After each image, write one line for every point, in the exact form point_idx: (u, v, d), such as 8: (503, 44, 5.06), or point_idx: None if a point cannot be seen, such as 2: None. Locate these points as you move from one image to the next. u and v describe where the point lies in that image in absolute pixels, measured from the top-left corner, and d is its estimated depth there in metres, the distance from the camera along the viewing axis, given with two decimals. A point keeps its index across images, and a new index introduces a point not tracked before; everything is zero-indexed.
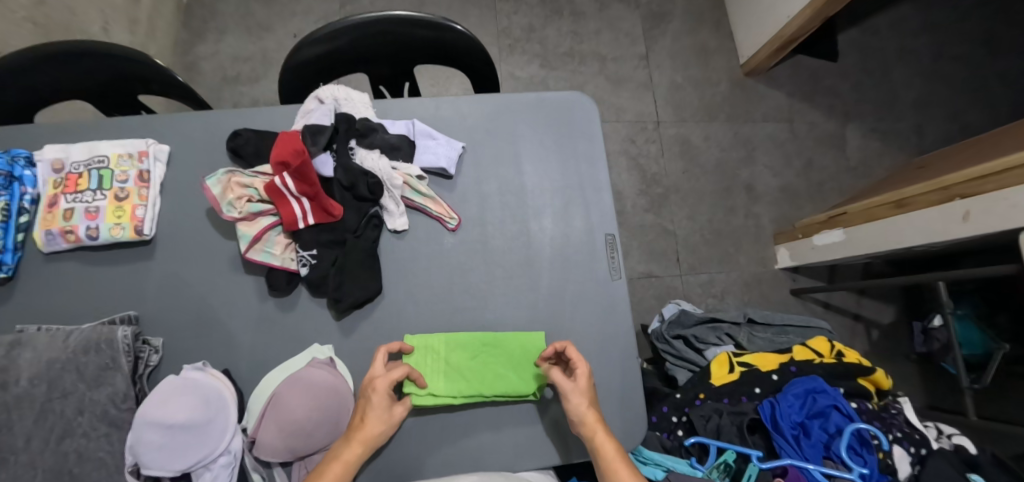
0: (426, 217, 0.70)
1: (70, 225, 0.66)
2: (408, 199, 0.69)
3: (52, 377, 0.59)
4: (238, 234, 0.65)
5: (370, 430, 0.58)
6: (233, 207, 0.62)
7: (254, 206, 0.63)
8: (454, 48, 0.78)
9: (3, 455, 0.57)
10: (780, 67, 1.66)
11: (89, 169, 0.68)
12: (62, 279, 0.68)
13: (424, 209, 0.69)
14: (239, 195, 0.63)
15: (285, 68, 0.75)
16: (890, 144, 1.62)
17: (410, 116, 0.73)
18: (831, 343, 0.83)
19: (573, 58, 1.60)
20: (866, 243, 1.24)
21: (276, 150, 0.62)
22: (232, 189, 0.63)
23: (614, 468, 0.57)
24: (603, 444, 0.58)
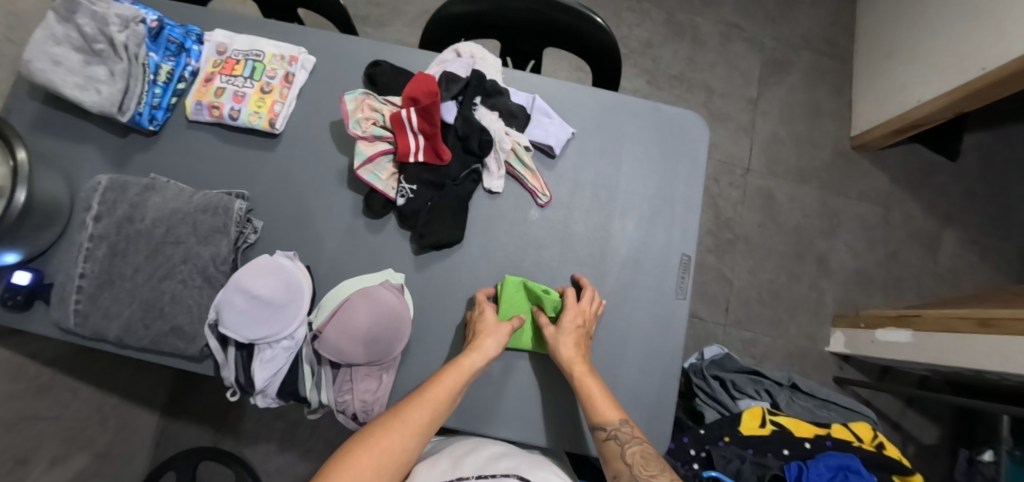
0: (520, 186, 0.73)
1: (218, 101, 0.73)
2: (510, 165, 0.72)
3: (171, 224, 0.65)
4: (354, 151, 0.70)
5: (455, 387, 0.61)
6: (359, 123, 0.67)
7: (377, 128, 0.68)
8: (589, 39, 0.81)
9: (115, 277, 0.66)
10: (892, 149, 1.58)
11: (246, 59, 0.76)
12: (197, 146, 0.76)
13: (521, 178, 0.72)
14: (367, 115, 0.68)
15: (432, 20, 0.80)
16: (987, 262, 1.51)
17: (532, 91, 0.76)
18: (875, 432, 0.80)
19: (682, 83, 1.59)
20: (935, 353, 1.17)
21: (411, 86, 0.67)
22: (363, 109, 0.69)
23: (593, 401, 0.61)
24: (584, 378, 0.63)
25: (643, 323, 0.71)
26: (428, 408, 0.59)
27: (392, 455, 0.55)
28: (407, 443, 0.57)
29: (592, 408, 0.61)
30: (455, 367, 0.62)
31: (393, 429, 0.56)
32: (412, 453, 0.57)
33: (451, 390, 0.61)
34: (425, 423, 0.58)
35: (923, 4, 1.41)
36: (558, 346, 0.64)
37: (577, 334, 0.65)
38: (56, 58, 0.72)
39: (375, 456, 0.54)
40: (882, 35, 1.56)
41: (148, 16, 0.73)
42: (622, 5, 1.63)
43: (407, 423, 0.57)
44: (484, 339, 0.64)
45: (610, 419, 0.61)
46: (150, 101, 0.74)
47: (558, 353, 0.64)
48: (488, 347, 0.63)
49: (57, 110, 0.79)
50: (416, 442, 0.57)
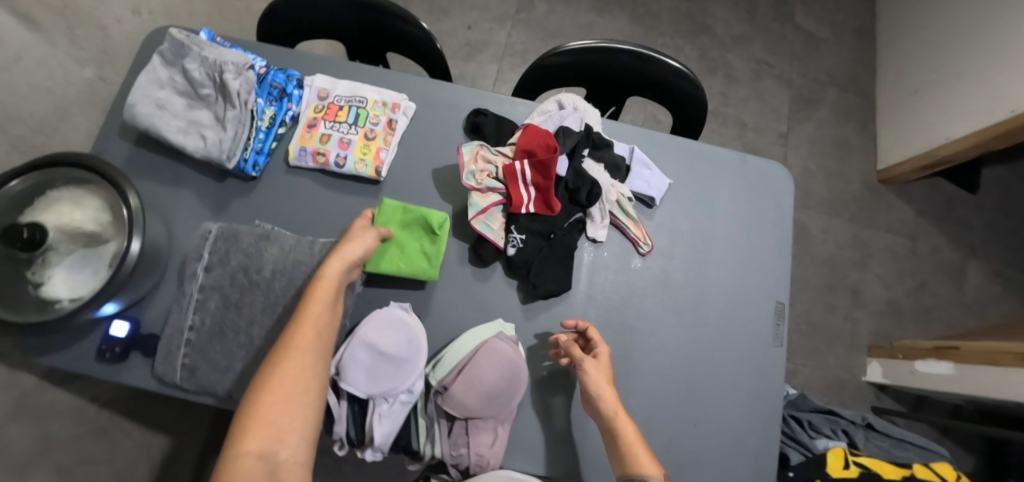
0: (622, 235, 0.75)
1: (324, 148, 0.74)
2: (614, 216, 0.74)
3: (292, 275, 0.65)
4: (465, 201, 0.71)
5: (330, 297, 0.57)
6: (473, 175, 0.69)
7: (491, 180, 0.70)
8: (670, 84, 0.84)
9: (229, 330, 0.65)
10: (917, 183, 1.65)
11: (349, 105, 0.76)
12: (298, 192, 0.76)
13: (624, 228, 0.74)
14: (482, 167, 0.70)
15: (528, 70, 0.83)
16: (1010, 292, 1.58)
17: (629, 141, 0.78)
18: (956, 471, 0.82)
19: (716, 117, 1.64)
20: (978, 384, 1.20)
21: (524, 139, 0.69)
22: (477, 160, 0.70)
23: (634, 452, 0.59)
24: (620, 422, 0.61)
25: (745, 372, 0.73)
26: (314, 328, 0.54)
27: (294, 387, 0.50)
28: (308, 368, 0.52)
29: (638, 464, 0.58)
30: (322, 282, 0.58)
31: (285, 359, 0.51)
32: (320, 379, 0.53)
33: (324, 304, 0.56)
34: (319, 345, 0.54)
35: (946, 48, 1.50)
36: (594, 382, 0.62)
37: (607, 373, 0.64)
38: (160, 103, 0.72)
39: (277, 392, 0.49)
40: (905, 74, 1.65)
41: (255, 63, 0.75)
42: (657, 41, 1.69)
43: (297, 349, 0.52)
44: (346, 247, 0.62)
45: (651, 472, 0.57)
46: (254, 146, 0.74)
47: (594, 390, 0.62)
48: (349, 252, 0.61)
49: (148, 151, 0.78)
50: (318, 364, 0.53)
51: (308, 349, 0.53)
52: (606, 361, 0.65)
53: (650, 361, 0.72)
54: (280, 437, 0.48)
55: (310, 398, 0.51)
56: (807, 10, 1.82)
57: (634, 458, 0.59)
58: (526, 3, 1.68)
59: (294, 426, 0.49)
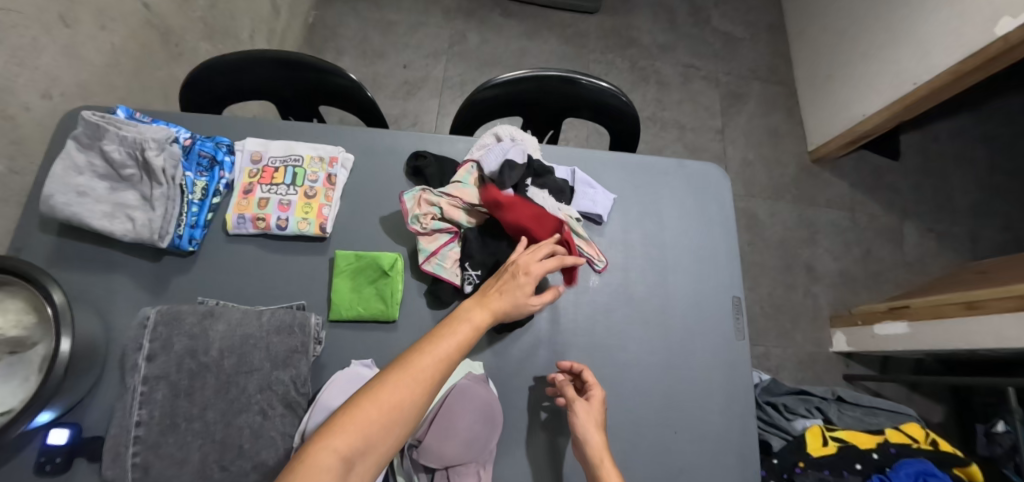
0: None
1: (263, 213, 0.72)
2: None
3: (243, 351, 0.62)
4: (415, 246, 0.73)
5: (469, 339, 0.53)
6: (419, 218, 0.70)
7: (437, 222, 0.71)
8: (602, 103, 0.87)
9: (179, 420, 0.61)
10: (846, 158, 1.77)
11: (285, 165, 0.75)
12: (241, 260, 0.73)
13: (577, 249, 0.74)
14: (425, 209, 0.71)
15: (461, 109, 0.85)
16: (945, 245, 1.71)
17: (570, 164, 0.81)
18: (926, 430, 0.86)
19: (655, 123, 1.72)
20: (932, 339, 1.28)
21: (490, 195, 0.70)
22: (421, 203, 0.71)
23: None
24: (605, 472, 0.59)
25: (714, 371, 0.75)
26: (442, 359, 0.50)
27: (394, 409, 0.45)
28: (420, 397, 0.47)
29: None
30: (466, 322, 0.54)
31: (405, 376, 0.47)
32: (418, 415, 0.47)
33: (464, 341, 0.53)
34: (438, 377, 0.49)
35: (847, 33, 1.64)
36: (584, 429, 0.61)
37: (601, 419, 0.63)
38: (81, 190, 0.68)
39: (382, 406, 0.45)
40: (816, 61, 1.78)
41: (179, 136, 0.73)
42: (589, 58, 1.76)
43: (420, 375, 0.48)
44: (499, 297, 0.58)
45: None
46: (189, 220, 0.71)
47: (584, 436, 0.61)
48: (501, 302, 0.58)
49: (76, 241, 0.73)
50: (428, 396, 0.48)
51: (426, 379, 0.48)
52: (599, 405, 0.64)
53: (623, 374, 0.73)
54: (361, 456, 0.43)
55: (399, 426, 0.46)
56: (721, 13, 1.95)
57: None
58: (458, 36, 1.72)
59: (379, 446, 0.44)
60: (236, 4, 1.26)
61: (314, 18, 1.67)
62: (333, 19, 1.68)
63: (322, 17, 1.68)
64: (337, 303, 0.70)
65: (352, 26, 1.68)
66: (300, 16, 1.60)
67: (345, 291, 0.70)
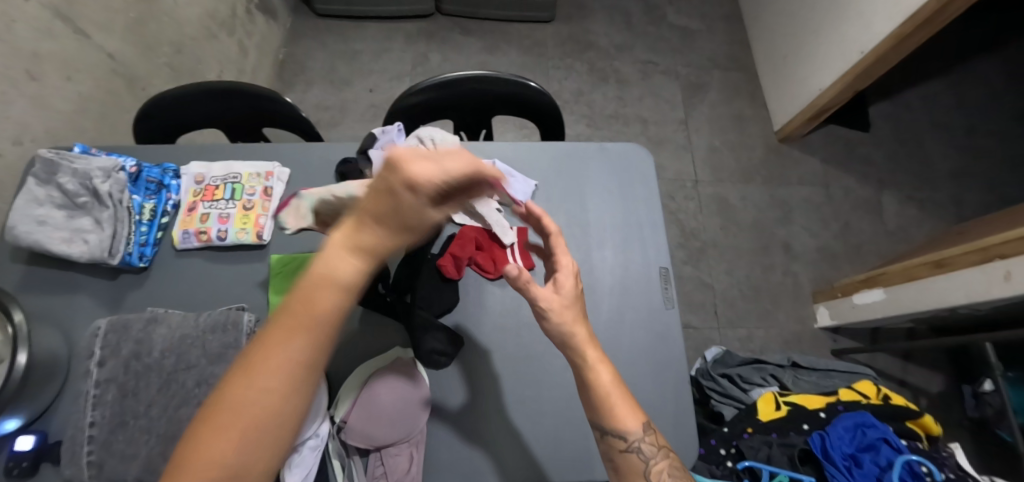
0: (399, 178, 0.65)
1: (204, 226, 0.78)
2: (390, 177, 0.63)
3: (181, 350, 0.67)
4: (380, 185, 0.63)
5: (322, 315, 0.34)
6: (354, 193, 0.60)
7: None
8: (530, 101, 0.92)
9: (127, 418, 0.66)
10: (814, 135, 1.77)
11: (224, 183, 0.82)
12: (189, 273, 0.79)
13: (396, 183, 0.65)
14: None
15: (390, 114, 0.90)
16: (927, 212, 1.67)
17: (491, 156, 0.85)
18: (878, 386, 0.86)
19: (618, 119, 1.75)
20: (908, 302, 1.25)
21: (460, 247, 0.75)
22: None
23: (615, 407, 0.56)
24: (596, 367, 0.56)
25: (642, 341, 0.76)
26: (298, 375, 0.33)
27: (251, 445, 0.32)
28: (269, 441, 0.33)
29: (616, 416, 0.56)
30: (323, 295, 0.34)
31: (222, 408, 0.32)
32: (284, 450, 0.34)
33: (311, 326, 0.33)
34: (293, 403, 0.33)
35: (796, 15, 1.67)
36: (565, 327, 0.56)
37: (575, 309, 0.58)
38: (41, 219, 0.74)
39: (202, 464, 0.31)
40: (773, 44, 1.81)
41: (126, 163, 0.78)
42: (548, 65, 1.83)
43: (256, 411, 0.32)
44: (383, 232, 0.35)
45: (632, 429, 0.56)
46: (138, 239, 0.77)
47: (566, 334, 0.56)
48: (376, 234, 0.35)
49: (42, 267, 0.80)
50: (270, 439, 0.33)
51: (276, 409, 0.32)
52: (570, 294, 0.58)
53: (551, 349, 0.74)
54: None
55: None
56: (677, 9, 2.00)
57: (611, 407, 0.56)
58: (421, 58, 1.81)
59: None
60: (201, 48, 1.38)
61: (284, 56, 1.79)
62: (302, 54, 1.80)
63: (291, 54, 1.80)
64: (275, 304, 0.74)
65: (319, 59, 1.79)
66: (269, 54, 1.72)
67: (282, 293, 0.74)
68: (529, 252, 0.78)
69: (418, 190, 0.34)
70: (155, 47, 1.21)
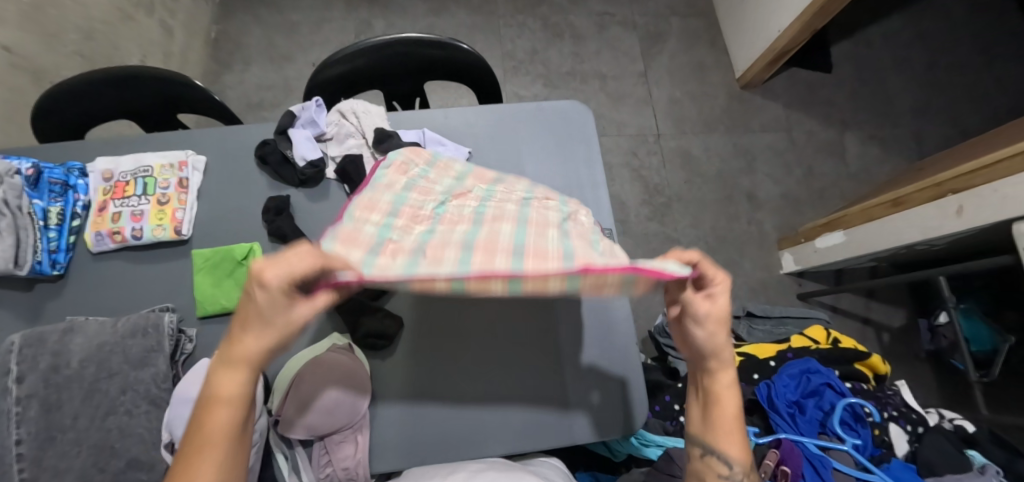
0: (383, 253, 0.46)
1: (117, 226, 0.73)
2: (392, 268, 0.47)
3: (100, 359, 0.63)
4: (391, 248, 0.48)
5: (226, 417, 0.43)
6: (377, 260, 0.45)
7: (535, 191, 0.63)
8: (462, 64, 0.86)
9: (52, 433, 0.60)
10: (776, 79, 1.73)
11: (135, 178, 0.76)
12: (108, 276, 0.74)
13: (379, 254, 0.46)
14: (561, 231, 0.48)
15: (311, 87, 0.84)
16: (889, 151, 1.67)
17: (420, 126, 0.80)
18: (828, 331, 0.93)
19: (575, 77, 1.69)
20: (866, 243, 1.26)
21: None
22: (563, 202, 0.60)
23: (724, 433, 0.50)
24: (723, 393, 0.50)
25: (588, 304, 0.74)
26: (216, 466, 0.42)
27: None
28: None
29: (722, 441, 0.50)
30: (217, 401, 0.43)
31: None
32: None
33: (223, 431, 0.43)
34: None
35: None
36: (709, 345, 0.48)
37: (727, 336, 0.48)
38: None
39: None
40: None
41: (22, 166, 0.71)
42: (499, 23, 1.73)
43: None
44: (251, 333, 0.43)
45: (738, 463, 0.50)
46: (47, 246, 0.72)
47: (705, 351, 0.49)
48: (254, 341, 0.43)
49: None
50: None
51: None
52: (727, 316, 0.47)
53: (540, 317, 0.74)
54: None
55: None
56: None
57: (722, 435, 0.50)
58: (363, 25, 1.71)
59: None
60: (116, 32, 1.27)
61: (216, 33, 1.67)
62: (235, 31, 1.68)
63: (225, 31, 1.68)
64: (200, 300, 0.71)
65: (255, 35, 1.68)
66: (199, 33, 1.60)
67: (208, 288, 0.71)
68: None
69: (257, 286, 0.40)
70: (61, 34, 1.11)
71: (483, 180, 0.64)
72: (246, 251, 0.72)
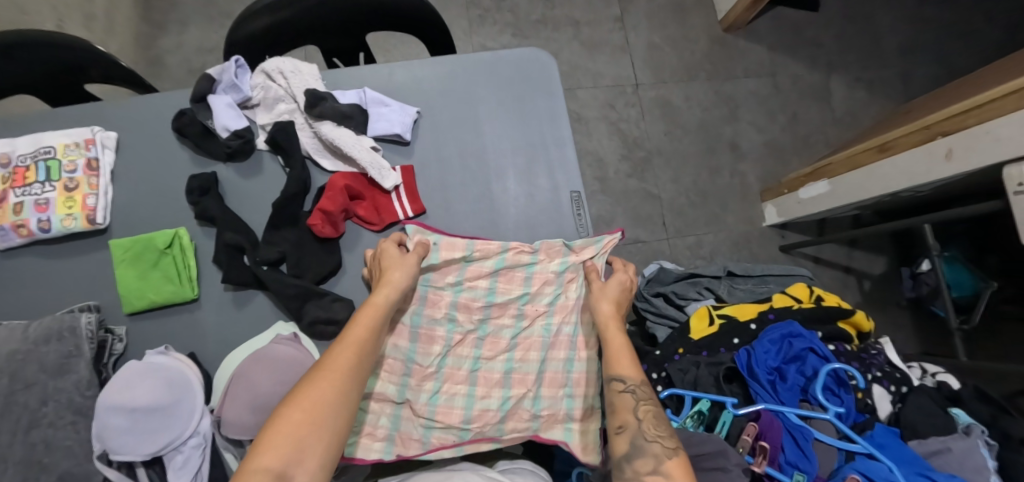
0: (402, 424, 0.63)
1: (20, 219, 0.64)
2: (417, 433, 0.63)
3: (13, 369, 0.56)
4: (411, 414, 0.63)
5: (371, 320, 0.55)
6: (411, 423, 0.63)
7: (546, 327, 0.68)
8: (406, 12, 0.75)
9: None
10: (760, 20, 1.62)
11: (35, 161, 0.65)
12: (18, 274, 0.66)
13: (401, 427, 0.63)
14: (558, 361, 0.67)
15: (232, 45, 0.73)
16: (876, 93, 1.60)
17: (362, 85, 0.71)
18: (811, 289, 0.91)
19: (546, 24, 1.56)
20: (851, 191, 1.21)
21: (328, 201, 0.63)
22: (558, 347, 0.68)
23: (617, 359, 0.60)
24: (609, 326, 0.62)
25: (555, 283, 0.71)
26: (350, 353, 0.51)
27: (331, 398, 0.47)
28: (337, 395, 0.48)
29: (617, 365, 0.59)
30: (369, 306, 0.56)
31: (319, 378, 0.48)
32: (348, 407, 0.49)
33: (367, 328, 0.54)
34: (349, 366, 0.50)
35: None
36: (599, 299, 0.64)
37: (617, 288, 0.65)
38: None
39: (304, 406, 0.46)
40: None
41: None
42: None
43: (332, 372, 0.49)
44: (393, 272, 0.59)
45: (627, 372, 0.58)
46: None
47: (597, 305, 0.64)
48: (397, 280, 0.59)
49: None
50: (342, 394, 0.48)
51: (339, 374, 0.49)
52: (613, 284, 0.66)
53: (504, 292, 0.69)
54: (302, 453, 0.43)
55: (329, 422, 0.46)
56: None
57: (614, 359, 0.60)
58: None
59: (314, 449, 0.44)
60: None
61: None
62: None
63: None
64: (124, 296, 0.63)
65: None
66: None
67: (132, 282, 0.63)
68: (416, 194, 0.67)
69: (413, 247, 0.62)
70: None
71: (504, 315, 0.68)
72: (172, 237, 0.64)
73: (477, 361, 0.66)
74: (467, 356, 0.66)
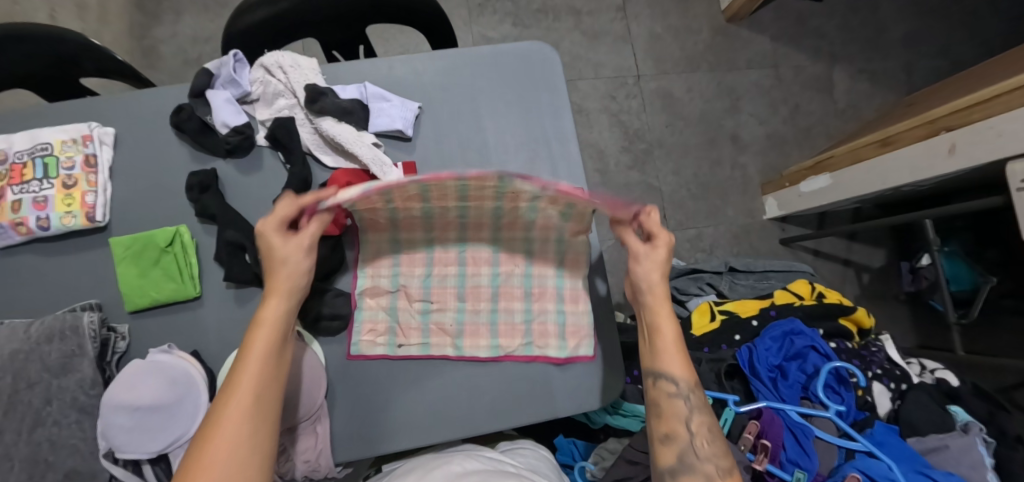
0: (402, 343, 0.65)
1: (19, 217, 0.63)
2: (417, 352, 0.65)
3: (17, 368, 0.56)
4: (408, 333, 0.65)
5: (272, 332, 0.52)
6: (410, 341, 0.65)
7: (529, 237, 0.67)
8: (407, 5, 0.74)
9: None
10: (764, 10, 1.60)
11: (33, 158, 0.64)
12: (18, 271, 0.65)
13: (403, 345, 0.65)
14: (548, 266, 0.68)
15: (229, 37, 0.71)
16: (879, 85, 1.59)
17: (362, 79, 0.70)
18: (812, 286, 0.91)
19: (547, 14, 1.53)
20: (852, 184, 1.21)
21: None
22: (545, 260, 0.68)
23: (664, 356, 0.57)
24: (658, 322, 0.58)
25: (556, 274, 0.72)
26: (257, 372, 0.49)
27: (237, 430, 0.46)
28: (251, 421, 0.47)
29: (664, 363, 0.57)
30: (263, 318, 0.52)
31: (225, 405, 0.47)
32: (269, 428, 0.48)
33: (268, 343, 0.51)
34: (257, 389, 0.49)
35: None
36: (640, 270, 0.59)
37: (662, 265, 0.59)
38: None
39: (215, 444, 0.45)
40: None
41: None
42: None
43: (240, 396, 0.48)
44: (286, 266, 0.54)
45: (682, 377, 0.57)
46: None
47: (640, 277, 0.59)
48: (293, 273, 0.54)
49: None
50: (261, 416, 0.48)
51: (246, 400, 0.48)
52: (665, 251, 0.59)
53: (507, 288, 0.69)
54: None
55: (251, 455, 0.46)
56: None
57: (664, 361, 0.57)
58: None
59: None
60: None
61: None
62: None
63: None
64: (126, 295, 0.63)
65: None
66: None
67: (133, 280, 0.63)
68: None
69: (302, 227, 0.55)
70: None
71: (481, 229, 0.66)
72: (172, 235, 0.64)
73: (462, 277, 0.67)
74: (452, 273, 0.67)
